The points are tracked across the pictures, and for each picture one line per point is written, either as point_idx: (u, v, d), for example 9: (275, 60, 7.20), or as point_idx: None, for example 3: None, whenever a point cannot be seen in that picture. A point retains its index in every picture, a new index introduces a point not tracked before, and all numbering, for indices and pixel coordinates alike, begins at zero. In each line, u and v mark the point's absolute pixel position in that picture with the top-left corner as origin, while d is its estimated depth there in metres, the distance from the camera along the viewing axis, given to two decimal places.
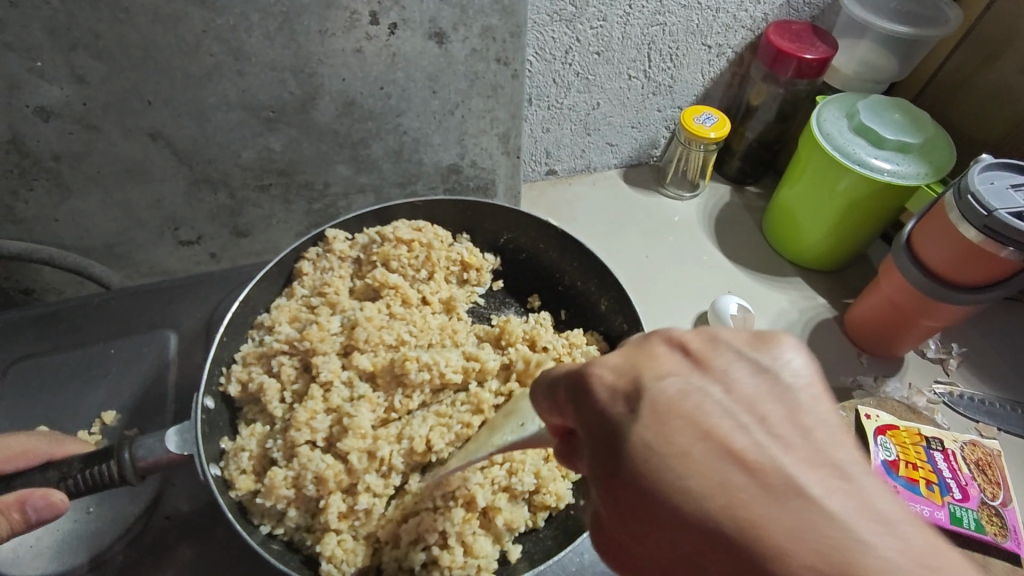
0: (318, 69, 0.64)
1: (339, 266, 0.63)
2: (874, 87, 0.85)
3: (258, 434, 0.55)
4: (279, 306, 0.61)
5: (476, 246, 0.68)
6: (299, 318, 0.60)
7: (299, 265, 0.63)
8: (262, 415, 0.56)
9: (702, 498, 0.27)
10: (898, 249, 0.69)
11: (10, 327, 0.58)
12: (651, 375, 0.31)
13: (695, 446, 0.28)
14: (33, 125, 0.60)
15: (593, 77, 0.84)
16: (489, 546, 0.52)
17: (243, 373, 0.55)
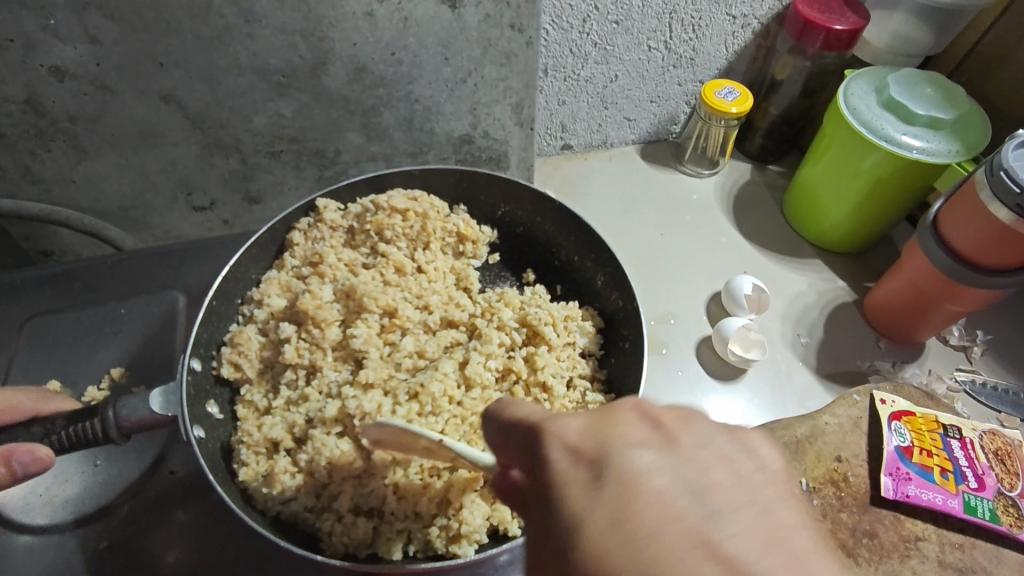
0: (328, 33, 0.63)
1: (330, 236, 0.60)
2: (906, 61, 0.82)
3: (252, 405, 0.54)
4: (269, 278, 0.59)
5: (473, 218, 0.65)
6: (292, 289, 0.58)
7: (290, 236, 0.60)
8: (259, 380, 0.55)
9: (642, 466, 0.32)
10: (924, 229, 0.67)
11: (26, 283, 0.59)
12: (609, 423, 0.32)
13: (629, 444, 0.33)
14: (48, 85, 0.61)
15: (611, 48, 0.81)
16: (480, 519, 0.48)
17: (236, 351, 0.54)
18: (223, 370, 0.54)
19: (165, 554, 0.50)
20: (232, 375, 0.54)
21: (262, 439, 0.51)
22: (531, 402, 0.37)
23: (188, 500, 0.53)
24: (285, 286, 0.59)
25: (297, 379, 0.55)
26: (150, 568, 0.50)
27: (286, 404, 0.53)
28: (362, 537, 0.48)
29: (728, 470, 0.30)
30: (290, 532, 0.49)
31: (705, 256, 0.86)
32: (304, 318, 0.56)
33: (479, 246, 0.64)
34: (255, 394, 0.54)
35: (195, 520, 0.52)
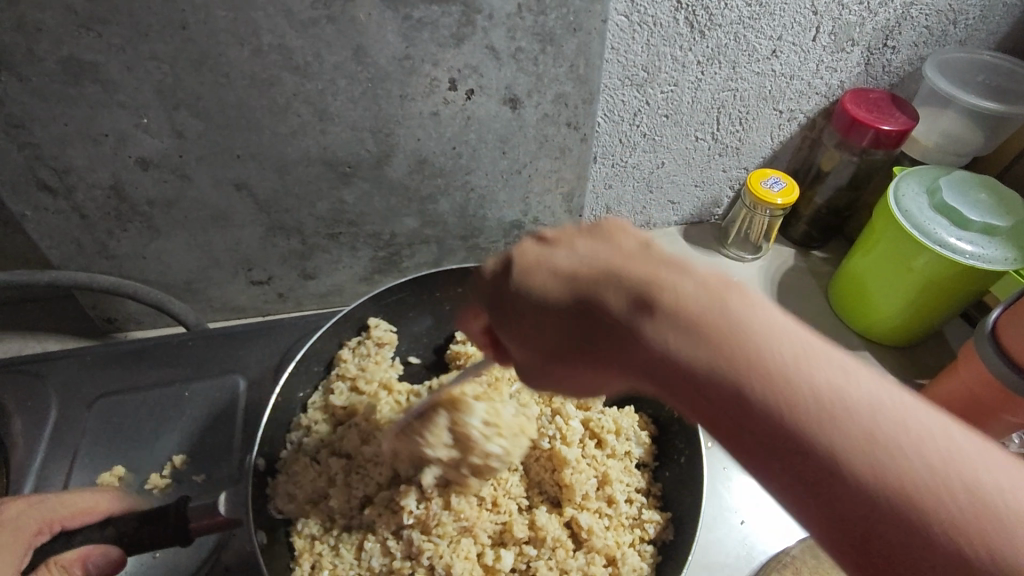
0: (395, 130, 0.67)
1: (377, 354, 0.62)
2: (954, 160, 0.82)
3: (309, 537, 0.53)
4: (313, 405, 0.60)
5: None
6: (336, 414, 0.59)
7: (339, 352, 0.62)
8: (312, 511, 0.54)
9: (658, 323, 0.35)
10: (983, 337, 0.66)
11: (97, 362, 0.61)
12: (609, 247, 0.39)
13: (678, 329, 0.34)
14: (134, 174, 0.65)
15: (659, 138, 0.84)
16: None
17: (291, 485, 0.54)
18: (277, 504, 0.53)
19: None
20: (288, 508, 0.53)
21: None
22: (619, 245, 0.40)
23: None
24: (329, 410, 0.60)
25: (356, 514, 0.55)
26: None
27: (347, 536, 0.53)
28: None
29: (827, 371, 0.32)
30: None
31: None
32: (356, 451, 0.57)
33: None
34: (312, 525, 0.53)
35: None
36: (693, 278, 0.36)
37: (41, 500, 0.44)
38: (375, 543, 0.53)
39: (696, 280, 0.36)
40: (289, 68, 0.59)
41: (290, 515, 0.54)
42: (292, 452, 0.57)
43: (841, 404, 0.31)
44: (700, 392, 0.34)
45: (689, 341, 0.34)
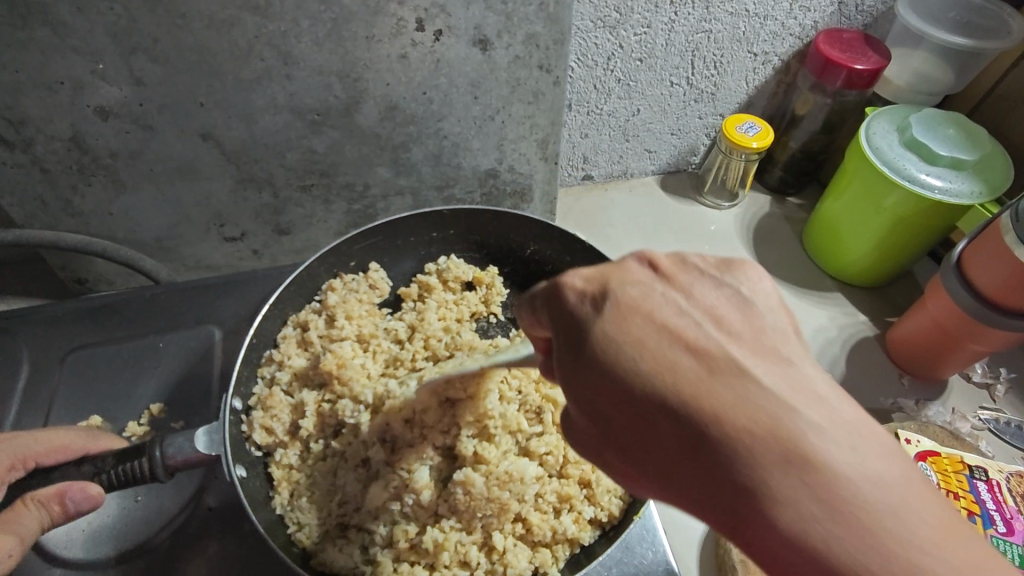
0: (363, 74, 0.65)
1: (365, 292, 0.63)
2: (927, 99, 0.83)
3: (287, 466, 0.54)
4: (285, 339, 0.59)
5: (499, 271, 0.67)
6: (311, 347, 0.59)
7: (328, 284, 0.62)
8: (291, 442, 0.55)
9: (643, 366, 0.31)
10: (948, 269, 0.67)
11: (67, 317, 0.61)
12: (620, 281, 0.35)
13: (646, 332, 0.32)
14: (93, 124, 0.63)
15: (634, 83, 0.83)
16: (524, 561, 0.50)
17: (269, 416, 0.54)
18: (255, 436, 0.53)
19: None
20: (263, 440, 0.53)
21: (305, 504, 0.52)
22: (642, 294, 0.34)
23: (223, 533, 0.54)
24: (305, 344, 0.60)
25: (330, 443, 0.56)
26: None
27: (323, 464, 0.54)
28: None
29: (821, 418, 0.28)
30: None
31: None
32: (329, 380, 0.57)
33: (497, 290, 0.66)
34: (290, 455, 0.54)
35: (229, 549, 0.53)
36: (702, 319, 0.33)
37: (13, 438, 0.46)
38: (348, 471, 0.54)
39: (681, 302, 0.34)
40: (249, 7, 0.57)
41: (269, 447, 0.54)
42: (267, 385, 0.57)
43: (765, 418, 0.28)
44: (635, 427, 0.32)
45: (656, 373, 0.31)
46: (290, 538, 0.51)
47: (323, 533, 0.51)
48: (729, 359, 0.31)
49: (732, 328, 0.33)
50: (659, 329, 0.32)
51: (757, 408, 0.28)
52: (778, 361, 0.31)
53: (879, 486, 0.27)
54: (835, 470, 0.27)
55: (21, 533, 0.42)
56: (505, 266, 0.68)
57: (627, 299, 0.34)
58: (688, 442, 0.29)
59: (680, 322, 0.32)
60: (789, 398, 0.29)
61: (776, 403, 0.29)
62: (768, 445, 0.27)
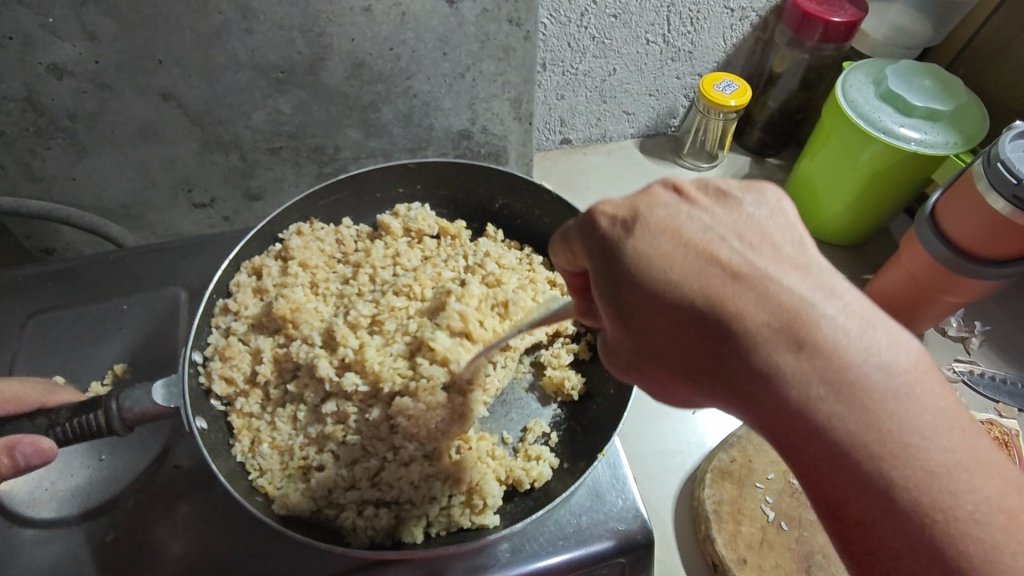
0: (326, 29, 0.63)
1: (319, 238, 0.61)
2: (905, 54, 0.82)
3: (247, 414, 0.53)
4: (241, 288, 0.58)
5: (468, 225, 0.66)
6: (266, 295, 0.58)
7: (284, 232, 0.61)
8: (250, 391, 0.54)
9: (682, 279, 0.33)
10: (921, 221, 0.67)
11: (28, 280, 0.59)
12: (647, 205, 0.37)
13: (674, 248, 0.35)
14: (47, 83, 0.61)
15: (609, 41, 0.81)
16: (497, 488, 0.51)
17: (224, 364, 0.53)
18: (212, 385, 0.53)
19: (171, 547, 0.51)
20: (221, 389, 0.53)
21: (266, 450, 0.51)
22: (670, 214, 0.36)
23: (191, 491, 0.53)
24: (259, 292, 0.58)
25: (288, 387, 0.55)
26: (156, 561, 0.50)
27: (282, 410, 0.54)
28: (387, 525, 0.49)
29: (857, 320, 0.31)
30: (310, 527, 0.49)
31: None
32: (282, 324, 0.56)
33: (461, 240, 0.64)
34: (250, 404, 0.54)
35: (196, 507, 0.52)
36: (727, 234, 0.35)
37: None
38: (307, 412, 0.54)
39: (705, 221, 0.36)
40: None
41: (230, 398, 0.54)
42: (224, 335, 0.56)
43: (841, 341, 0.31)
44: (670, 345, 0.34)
45: (696, 286, 0.33)
46: (253, 485, 0.50)
47: (287, 477, 0.51)
48: (752, 269, 0.33)
49: (754, 242, 0.35)
50: (692, 248, 0.34)
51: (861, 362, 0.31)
52: (797, 266, 0.34)
53: (899, 403, 0.30)
54: (841, 357, 0.30)
55: None
56: (477, 223, 0.67)
57: (656, 219, 0.36)
58: (723, 341, 0.32)
59: (706, 238, 0.35)
60: (792, 284, 0.33)
61: (797, 299, 0.32)
62: (801, 349, 0.31)
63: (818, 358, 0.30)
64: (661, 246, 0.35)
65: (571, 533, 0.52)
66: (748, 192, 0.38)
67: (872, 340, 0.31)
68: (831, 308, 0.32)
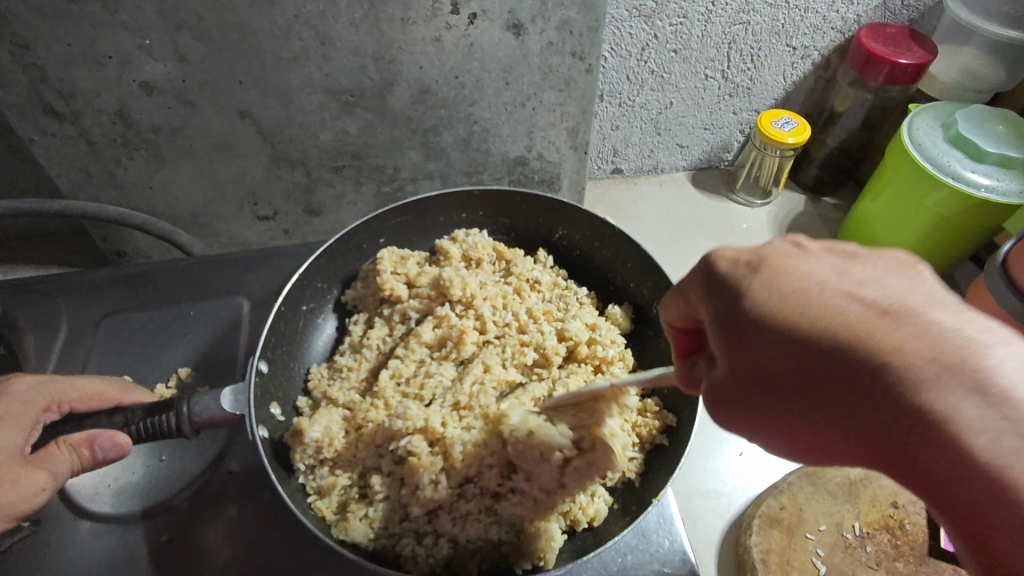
0: (397, 57, 0.66)
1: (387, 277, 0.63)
2: (975, 97, 0.80)
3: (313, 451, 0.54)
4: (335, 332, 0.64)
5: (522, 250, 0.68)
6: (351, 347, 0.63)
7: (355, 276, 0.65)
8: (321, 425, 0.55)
9: (827, 334, 0.33)
10: (992, 271, 0.64)
11: (105, 283, 0.63)
12: (788, 271, 0.36)
13: (768, 302, 0.35)
14: (138, 99, 0.65)
15: (668, 75, 0.82)
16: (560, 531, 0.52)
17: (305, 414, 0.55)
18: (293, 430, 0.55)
19: (220, 552, 0.52)
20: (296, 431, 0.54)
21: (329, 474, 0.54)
22: (797, 261, 0.37)
23: (245, 497, 0.55)
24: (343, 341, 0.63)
25: (356, 427, 0.56)
26: (205, 565, 0.52)
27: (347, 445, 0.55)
28: (444, 556, 0.51)
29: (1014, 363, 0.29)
30: (372, 556, 0.51)
31: None
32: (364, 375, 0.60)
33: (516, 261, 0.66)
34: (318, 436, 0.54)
35: (251, 510, 0.54)
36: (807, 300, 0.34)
37: (51, 382, 0.50)
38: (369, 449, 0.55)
39: (835, 272, 0.36)
40: None
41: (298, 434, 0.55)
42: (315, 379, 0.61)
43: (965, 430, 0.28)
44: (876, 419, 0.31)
45: (922, 351, 0.30)
46: (311, 506, 0.53)
47: (343, 502, 0.53)
48: (901, 305, 0.32)
49: (874, 288, 0.34)
50: (807, 291, 0.35)
51: (943, 405, 0.29)
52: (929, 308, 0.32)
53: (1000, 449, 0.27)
54: (982, 384, 0.28)
55: (52, 470, 0.45)
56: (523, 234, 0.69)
57: (784, 263, 0.37)
58: (865, 377, 0.31)
59: (844, 306, 0.33)
60: (942, 332, 0.31)
61: (865, 322, 0.32)
62: (917, 411, 0.29)
63: (919, 372, 0.29)
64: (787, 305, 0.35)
65: (616, 572, 0.52)
66: (883, 254, 0.37)
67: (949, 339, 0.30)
68: (979, 407, 0.28)
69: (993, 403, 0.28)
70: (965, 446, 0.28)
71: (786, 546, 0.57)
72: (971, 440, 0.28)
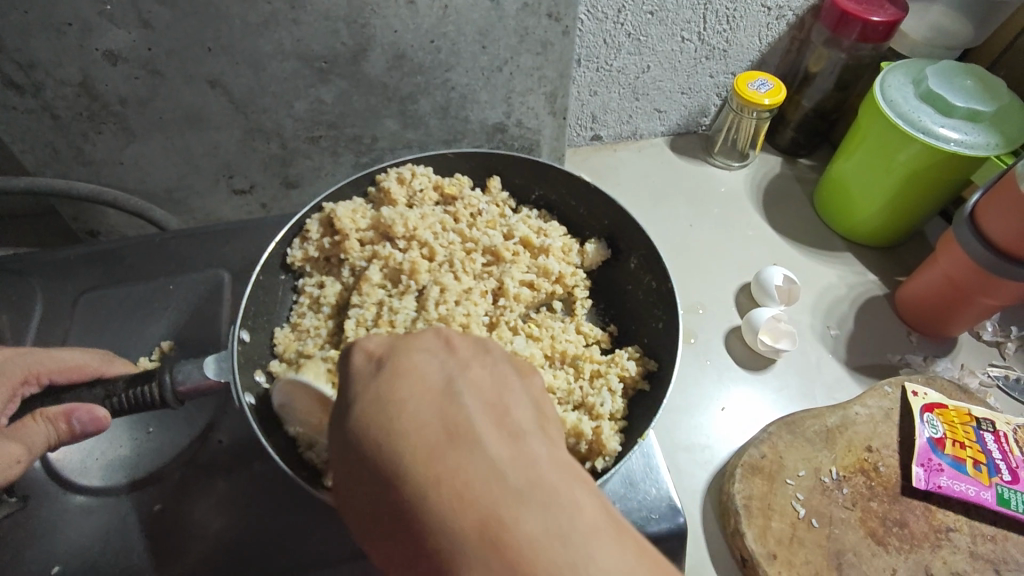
0: (370, 20, 0.65)
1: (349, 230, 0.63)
2: (945, 54, 0.81)
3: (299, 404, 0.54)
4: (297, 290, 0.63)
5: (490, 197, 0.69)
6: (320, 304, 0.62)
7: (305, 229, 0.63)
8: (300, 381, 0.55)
9: (402, 447, 0.33)
10: (960, 222, 0.66)
11: (79, 260, 0.62)
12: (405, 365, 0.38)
13: (410, 396, 0.35)
14: (102, 69, 0.63)
15: (645, 38, 0.82)
16: None
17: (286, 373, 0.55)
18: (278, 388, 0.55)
19: (213, 519, 0.53)
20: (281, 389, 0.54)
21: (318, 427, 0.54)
22: (423, 360, 0.38)
23: (238, 465, 0.56)
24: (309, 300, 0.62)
25: None
26: (198, 533, 0.52)
27: None
28: None
29: (476, 452, 0.32)
30: None
31: (734, 247, 0.86)
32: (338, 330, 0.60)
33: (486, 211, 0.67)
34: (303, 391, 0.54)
35: (244, 477, 0.55)
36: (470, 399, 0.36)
37: (27, 353, 0.49)
38: None
39: (451, 372, 0.38)
40: None
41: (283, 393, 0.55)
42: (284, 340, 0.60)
43: (468, 497, 0.30)
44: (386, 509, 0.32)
45: (425, 434, 0.33)
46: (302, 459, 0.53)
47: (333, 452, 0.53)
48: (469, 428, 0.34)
49: (494, 408, 0.36)
50: (425, 394, 0.36)
51: (484, 511, 0.30)
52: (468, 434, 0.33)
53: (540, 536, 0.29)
54: (471, 498, 0.30)
55: (28, 443, 0.45)
56: (478, 177, 0.70)
57: (405, 368, 0.37)
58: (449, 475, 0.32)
59: (419, 421, 0.35)
60: (476, 437, 0.33)
61: (494, 460, 0.32)
62: (483, 493, 0.30)
63: (419, 473, 0.32)
64: (412, 414, 0.34)
65: None
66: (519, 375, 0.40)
67: (509, 447, 0.33)
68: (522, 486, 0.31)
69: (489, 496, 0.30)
70: (476, 509, 0.30)
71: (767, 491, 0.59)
72: (490, 522, 0.29)
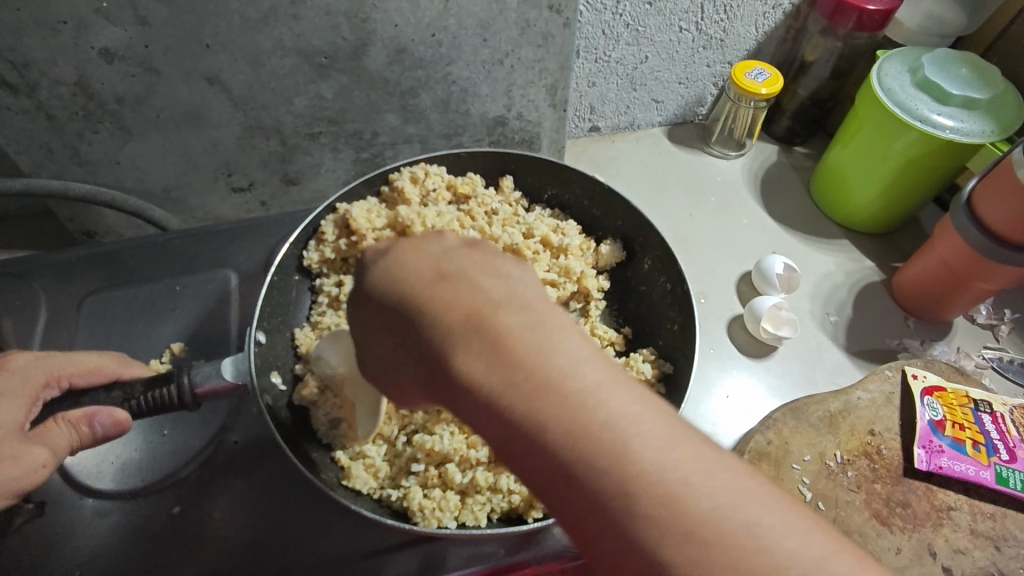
0: (371, 14, 0.64)
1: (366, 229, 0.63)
2: (938, 42, 0.82)
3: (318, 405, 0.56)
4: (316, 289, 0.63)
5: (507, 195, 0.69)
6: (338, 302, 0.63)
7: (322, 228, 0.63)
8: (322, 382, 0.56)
9: (448, 325, 0.34)
10: (957, 208, 0.67)
11: (81, 262, 0.61)
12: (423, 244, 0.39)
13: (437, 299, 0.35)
14: (98, 67, 0.61)
15: (643, 29, 0.82)
16: None
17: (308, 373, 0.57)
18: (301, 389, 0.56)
19: (230, 519, 0.53)
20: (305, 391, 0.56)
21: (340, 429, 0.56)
22: (432, 236, 0.39)
23: (252, 465, 0.56)
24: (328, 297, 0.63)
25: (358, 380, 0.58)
26: (216, 533, 0.52)
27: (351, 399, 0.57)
28: (452, 509, 0.51)
29: (568, 345, 0.32)
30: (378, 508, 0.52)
31: (733, 236, 0.87)
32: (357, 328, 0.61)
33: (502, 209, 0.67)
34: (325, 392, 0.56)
35: (258, 476, 0.55)
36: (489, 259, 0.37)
37: (50, 358, 0.49)
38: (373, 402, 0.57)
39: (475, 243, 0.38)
40: None
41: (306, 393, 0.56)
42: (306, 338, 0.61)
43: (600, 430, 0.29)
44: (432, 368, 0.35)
45: (466, 320, 0.33)
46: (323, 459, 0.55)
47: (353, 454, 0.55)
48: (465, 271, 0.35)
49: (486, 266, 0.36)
50: (436, 261, 0.37)
51: (580, 424, 0.30)
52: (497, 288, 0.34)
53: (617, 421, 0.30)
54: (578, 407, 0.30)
55: (51, 446, 0.45)
56: (491, 176, 0.70)
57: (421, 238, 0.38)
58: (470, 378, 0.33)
59: (463, 285, 0.35)
60: (531, 313, 0.33)
61: (497, 308, 0.33)
62: (530, 390, 0.30)
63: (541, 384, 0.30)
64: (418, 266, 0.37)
65: None
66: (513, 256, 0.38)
67: (577, 365, 0.31)
68: (609, 399, 0.30)
69: (517, 366, 0.31)
70: (549, 436, 0.30)
71: (774, 477, 0.60)
72: (597, 438, 0.29)
